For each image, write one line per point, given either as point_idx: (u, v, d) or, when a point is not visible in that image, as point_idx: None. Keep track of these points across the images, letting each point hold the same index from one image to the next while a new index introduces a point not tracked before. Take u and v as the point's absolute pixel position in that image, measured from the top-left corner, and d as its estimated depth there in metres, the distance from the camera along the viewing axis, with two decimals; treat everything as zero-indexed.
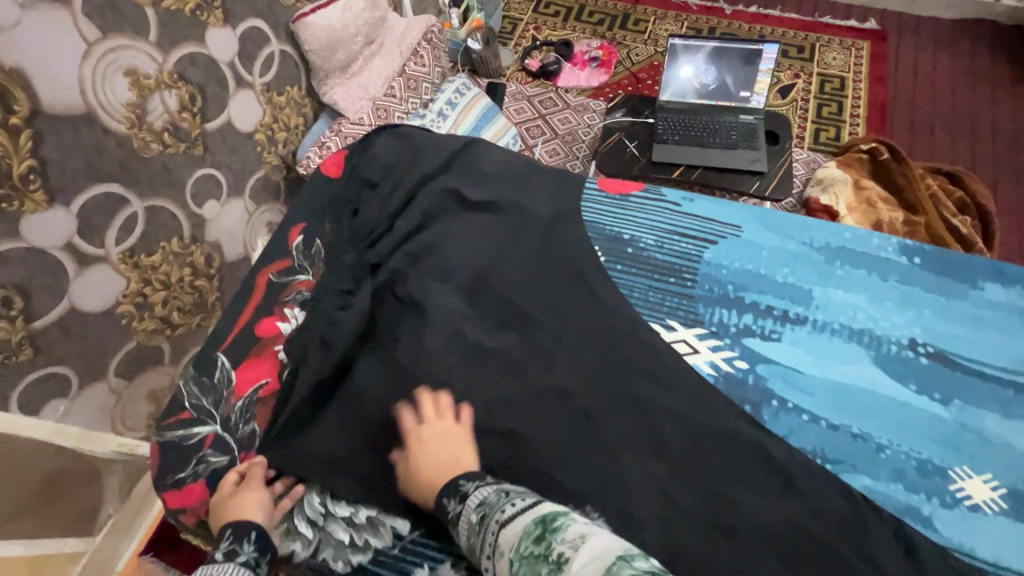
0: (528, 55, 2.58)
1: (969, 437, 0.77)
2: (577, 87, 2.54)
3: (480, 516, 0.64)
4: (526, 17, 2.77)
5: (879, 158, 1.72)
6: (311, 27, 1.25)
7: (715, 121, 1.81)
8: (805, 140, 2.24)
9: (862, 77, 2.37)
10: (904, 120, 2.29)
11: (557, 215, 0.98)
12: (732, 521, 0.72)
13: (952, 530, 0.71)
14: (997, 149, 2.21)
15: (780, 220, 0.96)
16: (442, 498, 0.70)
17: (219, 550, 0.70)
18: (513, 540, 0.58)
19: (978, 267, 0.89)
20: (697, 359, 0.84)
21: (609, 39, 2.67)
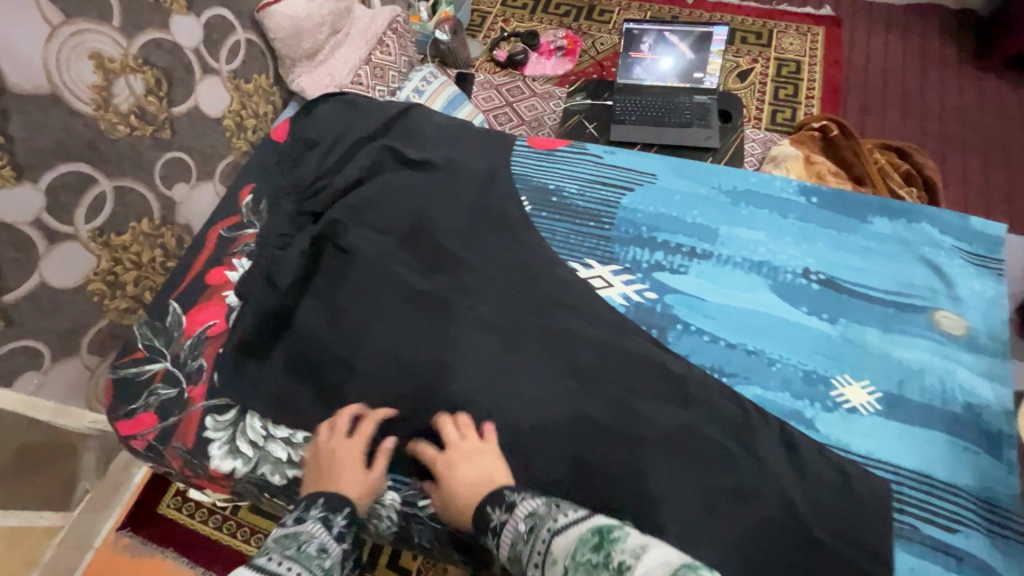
0: (497, 47, 2.68)
1: (852, 349, 0.84)
2: (544, 75, 2.63)
3: (529, 526, 0.62)
4: (494, 11, 2.85)
5: (829, 134, 1.81)
6: (276, 16, 1.27)
7: (670, 102, 1.92)
8: (762, 121, 2.33)
9: (816, 61, 2.47)
10: (856, 100, 2.38)
11: (490, 171, 1.05)
12: (638, 432, 0.79)
13: (831, 430, 0.79)
14: (944, 125, 2.30)
15: (693, 168, 1.04)
16: (484, 507, 0.68)
17: (335, 522, 0.69)
18: (569, 551, 0.56)
19: (870, 204, 0.97)
20: (610, 293, 0.92)
21: (575, 29, 2.76)
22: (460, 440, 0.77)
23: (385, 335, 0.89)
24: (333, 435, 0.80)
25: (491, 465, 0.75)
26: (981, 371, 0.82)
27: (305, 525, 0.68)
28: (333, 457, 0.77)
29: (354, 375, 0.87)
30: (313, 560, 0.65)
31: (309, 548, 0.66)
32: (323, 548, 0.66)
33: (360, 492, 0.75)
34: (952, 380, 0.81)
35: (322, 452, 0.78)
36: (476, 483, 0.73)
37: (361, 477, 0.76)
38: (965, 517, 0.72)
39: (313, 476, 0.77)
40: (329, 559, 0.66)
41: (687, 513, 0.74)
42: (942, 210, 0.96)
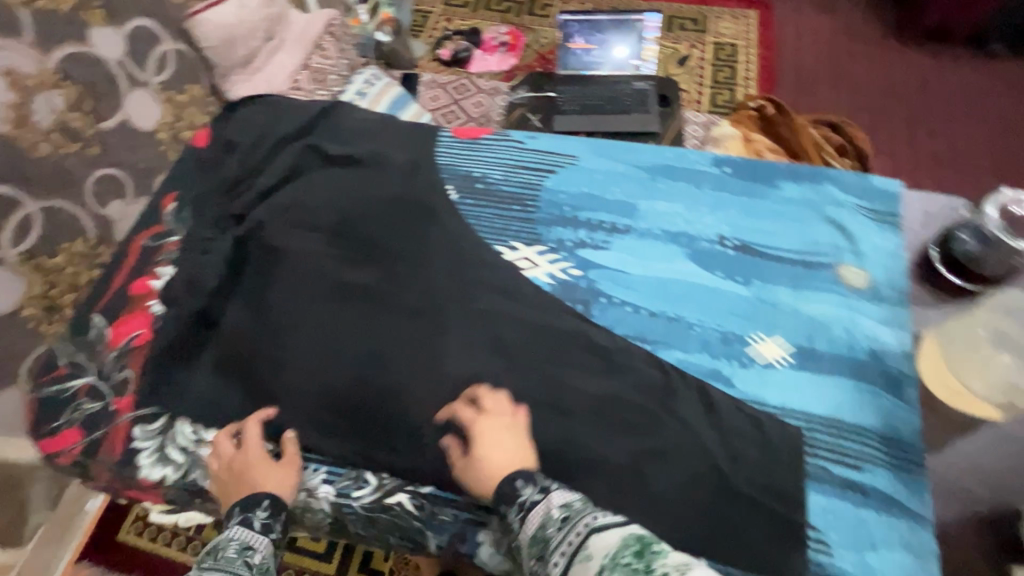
0: (440, 46, 2.69)
1: (764, 308, 0.88)
2: (488, 71, 2.65)
3: (564, 516, 0.59)
4: (436, 10, 2.85)
5: (766, 113, 1.88)
6: (205, 25, 1.16)
7: (610, 91, 1.98)
8: (703, 104, 2.39)
9: (751, 43, 2.53)
10: (791, 77, 2.45)
11: (414, 162, 1.06)
12: (567, 403, 0.81)
13: (747, 385, 0.82)
14: (872, 104, 2.34)
15: (613, 147, 1.07)
16: (513, 482, 0.65)
17: (255, 517, 0.72)
18: (607, 550, 0.54)
19: (779, 170, 1.01)
20: (535, 273, 0.94)
21: (518, 24, 2.78)
22: (498, 412, 0.77)
23: (315, 330, 0.90)
24: (228, 450, 0.80)
25: (523, 441, 0.73)
26: (882, 318, 0.87)
27: (226, 533, 0.70)
28: (238, 469, 0.78)
29: (284, 372, 0.87)
30: (237, 559, 0.67)
31: (230, 551, 0.67)
32: (246, 546, 0.68)
33: (281, 487, 0.77)
34: (856, 329, 0.86)
35: (232, 465, 0.78)
36: (507, 453, 0.70)
37: (275, 472, 0.78)
38: (870, 455, 0.77)
39: (232, 491, 0.77)
40: (255, 555, 0.68)
41: (616, 476, 0.76)
42: (845, 171, 1.01)
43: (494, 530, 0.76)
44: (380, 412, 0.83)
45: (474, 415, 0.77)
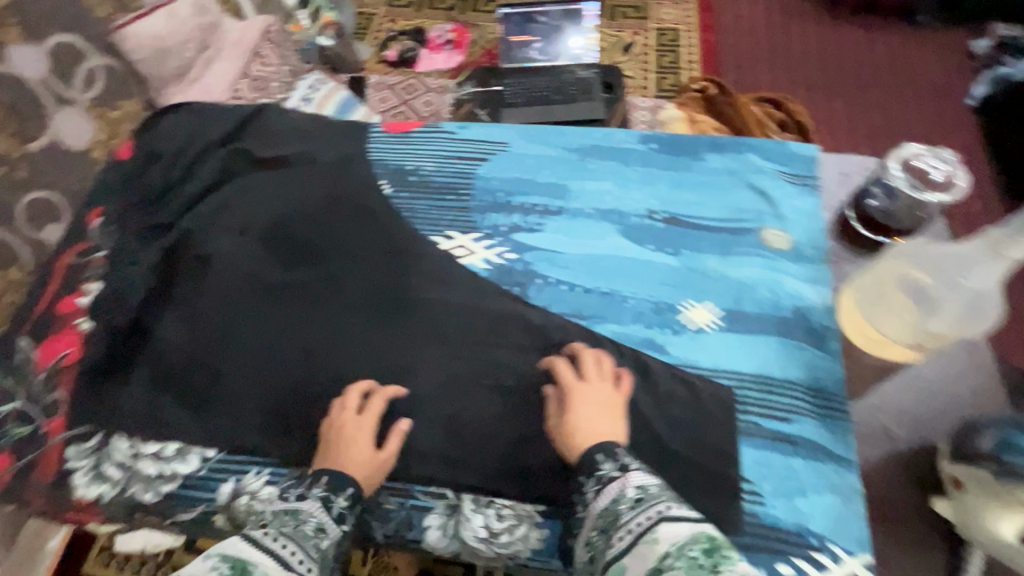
0: (386, 47, 2.67)
1: (694, 276, 0.91)
2: (436, 70, 2.63)
3: (637, 497, 0.61)
4: (379, 12, 2.82)
5: (709, 94, 1.94)
6: (132, 38, 1.18)
7: (555, 81, 2.00)
8: (650, 90, 2.43)
9: (692, 26, 2.58)
10: (732, 57, 2.49)
11: (346, 159, 1.06)
12: (507, 383, 0.84)
13: (680, 351, 0.85)
14: (812, 77, 2.41)
15: (543, 132, 1.08)
16: (594, 454, 0.68)
17: (335, 502, 0.68)
18: (676, 540, 0.55)
19: (702, 143, 1.04)
20: (472, 260, 0.95)
21: (462, 21, 2.78)
22: (601, 380, 0.79)
23: (252, 334, 0.89)
24: (344, 412, 0.79)
25: (617, 413, 0.75)
26: (805, 276, 0.90)
27: (304, 505, 0.66)
28: (343, 437, 0.77)
29: (222, 378, 0.86)
30: (311, 538, 0.63)
31: (307, 527, 0.63)
32: (321, 529, 0.64)
33: (367, 476, 0.74)
34: (781, 289, 0.89)
35: (328, 432, 0.78)
36: (598, 425, 0.72)
37: (369, 459, 0.75)
38: (797, 406, 0.80)
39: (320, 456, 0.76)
40: (325, 541, 0.64)
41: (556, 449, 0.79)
42: (764, 139, 1.04)
43: (442, 514, 0.77)
44: (321, 409, 0.83)
45: (574, 382, 0.78)
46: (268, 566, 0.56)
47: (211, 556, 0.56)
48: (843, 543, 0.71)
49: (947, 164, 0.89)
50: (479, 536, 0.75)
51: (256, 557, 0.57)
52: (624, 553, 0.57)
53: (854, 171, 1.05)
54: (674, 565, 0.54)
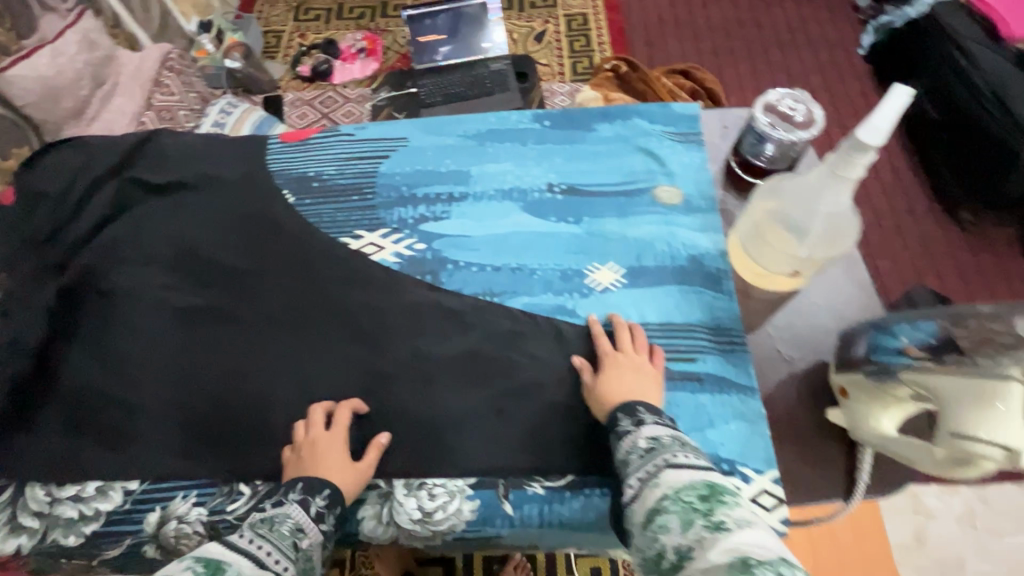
0: (299, 63, 2.57)
1: (596, 240, 0.95)
2: (353, 80, 2.54)
3: (648, 447, 0.64)
4: (288, 27, 2.73)
5: (620, 72, 1.98)
6: (16, 81, 1.23)
7: (471, 76, 2.07)
8: (566, 75, 2.48)
9: (599, 9, 2.65)
10: (640, 35, 2.57)
11: (247, 174, 1.05)
12: (428, 369, 0.85)
13: (589, 312, 0.89)
14: (716, 43, 2.52)
15: (440, 123, 1.10)
16: (616, 413, 0.71)
17: (313, 503, 0.70)
18: (677, 485, 0.57)
19: (592, 114, 1.08)
20: (382, 255, 0.96)
21: (374, 28, 2.72)
22: (636, 353, 0.81)
23: (167, 360, 0.88)
24: (314, 429, 0.78)
25: (651, 381, 0.77)
26: (698, 226, 0.95)
27: (280, 509, 0.67)
28: (318, 448, 0.76)
29: (140, 409, 0.84)
30: (288, 538, 0.64)
31: (283, 529, 0.65)
32: (298, 529, 0.66)
33: (344, 483, 0.74)
34: (676, 241, 0.94)
35: (303, 443, 0.77)
36: (630, 388, 0.75)
37: (347, 469, 0.75)
38: (700, 345, 0.85)
39: (295, 463, 0.76)
40: (304, 540, 0.66)
41: (482, 424, 0.81)
42: (649, 104, 1.10)
43: (376, 503, 0.78)
44: (246, 423, 0.83)
45: (609, 353, 0.81)
46: (245, 564, 0.58)
47: (186, 557, 0.56)
48: (752, 463, 0.76)
49: (800, 105, 0.98)
50: (414, 518, 0.77)
51: (233, 557, 0.58)
52: (632, 498, 0.61)
53: (732, 124, 1.08)
54: (669, 506, 0.56)
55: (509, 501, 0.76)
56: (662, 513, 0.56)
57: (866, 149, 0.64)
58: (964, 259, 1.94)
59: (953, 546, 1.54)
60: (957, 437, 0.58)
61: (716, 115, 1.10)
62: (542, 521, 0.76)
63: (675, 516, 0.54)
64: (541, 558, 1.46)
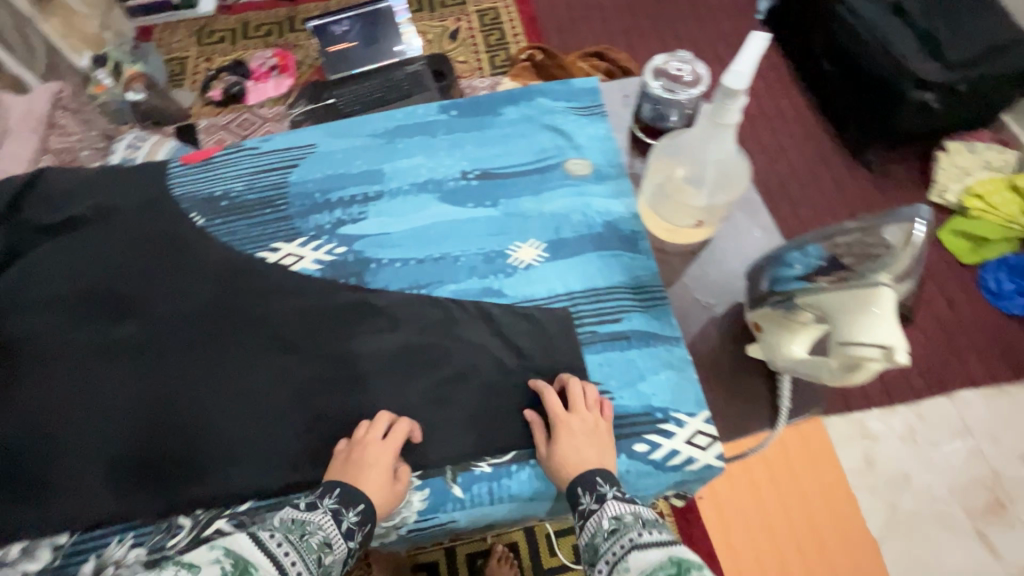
0: (208, 88, 2.31)
1: (514, 220, 0.97)
2: (269, 99, 2.29)
3: (613, 528, 0.65)
4: (191, 52, 2.42)
5: (536, 61, 2.02)
6: None
7: (388, 80, 2.04)
8: (485, 70, 2.49)
9: (509, 2, 2.66)
10: (552, 22, 2.61)
11: (150, 202, 1.01)
12: (362, 369, 0.84)
13: (516, 289, 0.90)
14: (625, 23, 2.59)
15: (347, 125, 1.09)
16: (576, 487, 0.71)
17: (346, 517, 0.70)
18: (645, 567, 0.58)
19: (497, 99, 1.10)
20: (302, 264, 0.94)
21: (284, 44, 2.45)
22: (589, 411, 0.76)
23: (86, 403, 0.83)
24: (371, 434, 0.76)
25: (605, 446, 0.75)
26: (610, 193, 0.98)
27: (316, 515, 0.69)
28: (366, 459, 0.73)
29: (60, 459, 0.80)
30: (313, 552, 0.66)
31: (311, 540, 0.67)
32: (326, 543, 0.68)
33: (379, 500, 0.72)
34: (591, 210, 0.97)
35: (353, 452, 0.75)
36: (587, 458, 0.73)
37: (386, 489, 0.73)
38: (625, 305, 0.88)
39: (341, 468, 0.75)
40: (328, 555, 0.67)
41: (422, 416, 0.81)
42: (551, 83, 1.12)
43: None
44: (179, 455, 0.80)
45: (559, 414, 0.76)
46: (266, 570, 0.62)
47: (216, 547, 0.62)
48: (684, 408, 0.79)
49: (686, 65, 1.02)
50: None
51: (256, 560, 0.62)
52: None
53: (632, 92, 1.12)
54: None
55: (458, 484, 0.77)
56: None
57: (735, 96, 0.69)
58: (873, 197, 2.08)
59: (898, 463, 1.66)
60: (844, 344, 0.63)
61: (616, 87, 1.13)
62: (493, 497, 0.76)
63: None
64: (524, 548, 1.44)
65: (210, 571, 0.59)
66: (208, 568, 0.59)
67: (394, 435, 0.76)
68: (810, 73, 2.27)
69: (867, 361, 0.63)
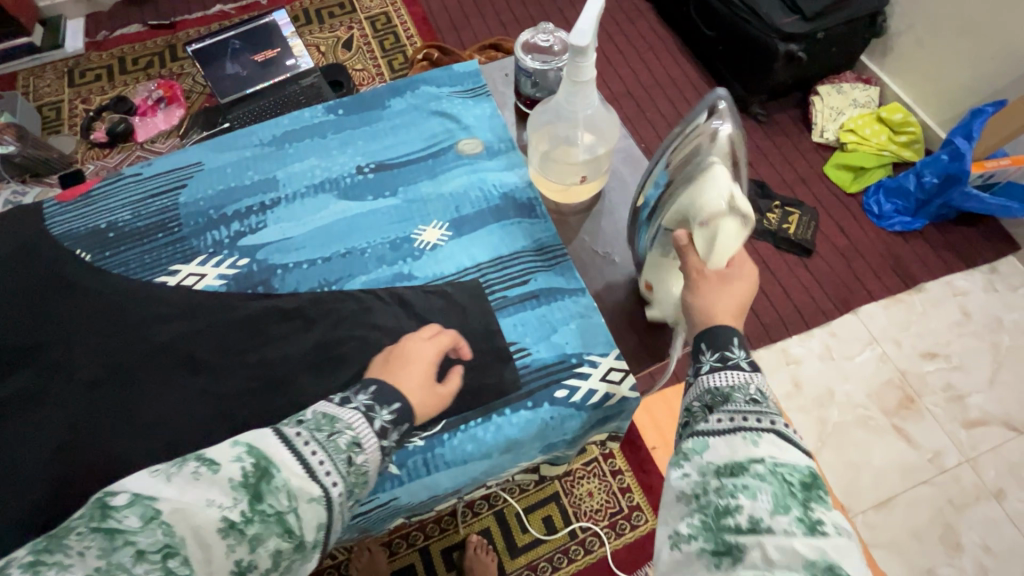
0: (90, 129, 2.16)
1: (415, 205, 0.99)
2: (161, 134, 2.18)
3: (757, 397, 0.60)
4: (65, 95, 2.26)
5: (433, 58, 2.03)
6: None
7: (283, 98, 2.03)
8: (386, 74, 2.48)
9: (398, 5, 2.66)
10: (444, 20, 2.63)
11: (24, 247, 0.95)
12: (282, 373, 0.85)
13: (425, 270, 0.93)
14: (515, 13, 2.66)
15: (232, 137, 1.07)
16: (733, 337, 0.66)
17: (378, 416, 0.66)
18: (780, 456, 0.53)
19: (382, 93, 1.12)
20: (206, 282, 0.93)
21: (168, 74, 2.32)
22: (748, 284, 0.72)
23: None
24: (411, 338, 0.81)
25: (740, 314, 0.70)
26: (503, 166, 1.03)
27: (346, 413, 0.64)
28: (410, 353, 0.77)
29: None
30: (344, 451, 0.60)
31: (340, 441, 0.60)
32: (356, 443, 0.61)
33: (418, 402, 0.74)
34: (487, 184, 1.01)
35: (394, 350, 0.79)
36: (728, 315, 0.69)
37: (424, 389, 0.75)
38: (531, 267, 0.92)
39: (379, 369, 0.75)
40: (361, 454, 0.61)
41: None
42: (434, 70, 1.15)
43: None
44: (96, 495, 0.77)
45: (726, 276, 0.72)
46: (292, 474, 0.54)
47: (241, 444, 0.55)
48: (597, 349, 0.86)
49: (553, 35, 1.07)
50: None
51: (283, 459, 0.55)
52: (717, 433, 0.57)
53: (512, 70, 1.17)
54: (762, 471, 0.52)
55: (393, 463, 0.78)
56: (752, 474, 0.52)
57: (586, 52, 0.74)
58: (762, 144, 2.26)
59: (819, 378, 1.82)
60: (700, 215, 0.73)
61: (496, 67, 1.17)
62: (429, 468, 0.79)
63: (768, 488, 0.50)
64: (496, 530, 1.45)
65: (230, 470, 0.52)
66: (230, 469, 0.52)
67: (437, 340, 0.82)
68: (691, 39, 2.43)
69: (724, 219, 0.71)
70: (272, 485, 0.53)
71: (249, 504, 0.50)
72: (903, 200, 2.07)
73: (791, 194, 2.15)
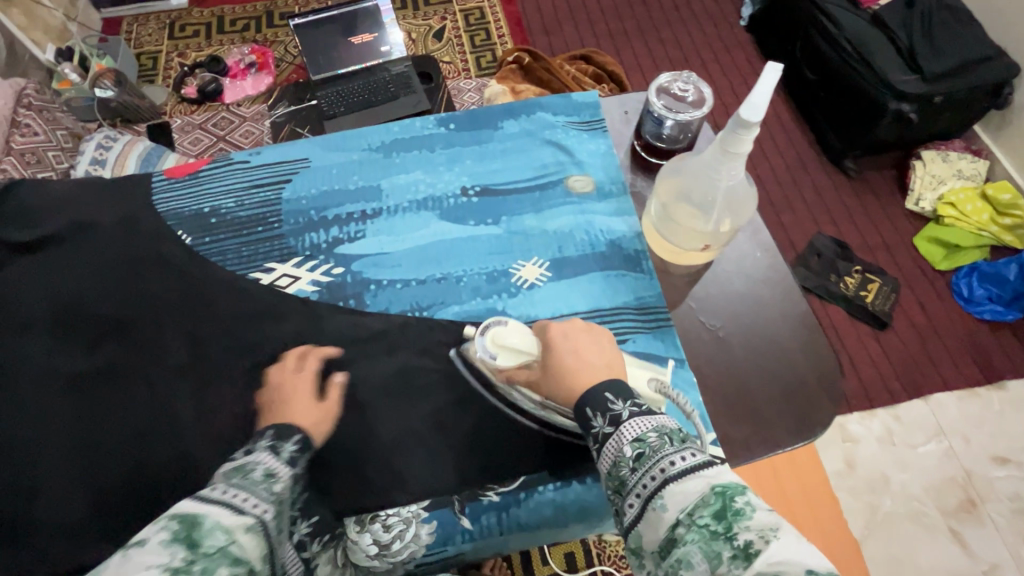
0: (183, 84, 2.19)
1: (516, 239, 0.95)
2: (248, 98, 2.19)
3: (637, 454, 0.55)
4: (164, 46, 2.31)
5: (523, 63, 1.95)
6: None
7: (370, 82, 1.98)
8: (471, 71, 2.44)
9: (494, 2, 2.61)
10: (538, 23, 2.58)
11: (128, 218, 0.96)
12: (359, 394, 0.82)
13: (519, 311, 0.89)
14: (610, 25, 2.58)
15: (341, 137, 1.05)
16: (586, 410, 0.64)
17: (284, 447, 0.68)
18: (685, 504, 0.49)
19: (496, 113, 1.08)
20: (298, 286, 0.91)
21: (261, 40, 2.35)
22: (576, 342, 0.75)
23: (68, 432, 0.80)
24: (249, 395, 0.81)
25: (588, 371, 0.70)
26: (611, 211, 0.98)
27: (253, 462, 0.61)
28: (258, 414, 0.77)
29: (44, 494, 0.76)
30: (262, 483, 0.58)
31: (255, 475, 0.59)
32: (269, 474, 0.60)
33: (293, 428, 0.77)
34: (594, 229, 0.96)
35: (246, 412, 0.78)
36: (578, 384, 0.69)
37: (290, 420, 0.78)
38: (631, 327, 0.87)
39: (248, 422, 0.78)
40: (277, 482, 0.59)
41: (423, 441, 0.80)
42: (552, 96, 1.11)
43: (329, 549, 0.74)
44: (169, 490, 0.76)
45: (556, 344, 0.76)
46: (219, 515, 0.49)
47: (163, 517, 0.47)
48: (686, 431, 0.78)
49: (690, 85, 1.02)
50: (371, 553, 0.76)
51: (204, 509, 0.49)
52: (637, 519, 0.52)
53: (632, 108, 1.13)
54: (684, 533, 0.47)
55: (466, 516, 0.77)
56: (679, 544, 0.47)
57: (751, 127, 0.68)
58: (850, 203, 2.13)
59: (877, 464, 1.70)
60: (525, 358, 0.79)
61: (615, 102, 1.13)
62: (503, 528, 0.76)
63: (696, 548, 0.45)
64: (516, 556, 1.40)
65: (155, 540, 0.44)
66: (156, 536, 0.45)
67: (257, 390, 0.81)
68: (791, 80, 2.30)
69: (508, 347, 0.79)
70: (206, 529, 0.46)
71: (190, 550, 0.44)
72: (998, 288, 1.92)
73: (873, 260, 2.02)
